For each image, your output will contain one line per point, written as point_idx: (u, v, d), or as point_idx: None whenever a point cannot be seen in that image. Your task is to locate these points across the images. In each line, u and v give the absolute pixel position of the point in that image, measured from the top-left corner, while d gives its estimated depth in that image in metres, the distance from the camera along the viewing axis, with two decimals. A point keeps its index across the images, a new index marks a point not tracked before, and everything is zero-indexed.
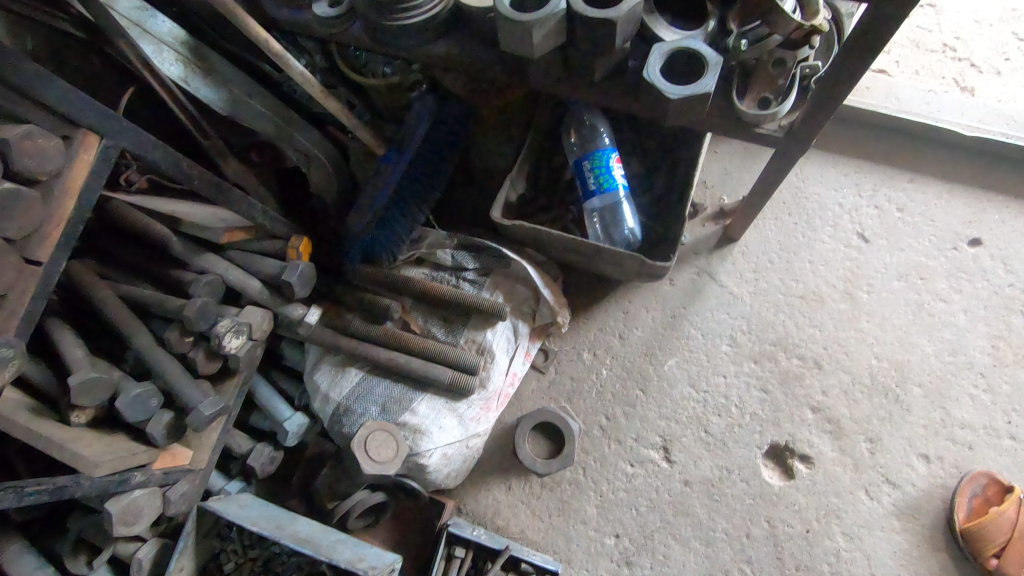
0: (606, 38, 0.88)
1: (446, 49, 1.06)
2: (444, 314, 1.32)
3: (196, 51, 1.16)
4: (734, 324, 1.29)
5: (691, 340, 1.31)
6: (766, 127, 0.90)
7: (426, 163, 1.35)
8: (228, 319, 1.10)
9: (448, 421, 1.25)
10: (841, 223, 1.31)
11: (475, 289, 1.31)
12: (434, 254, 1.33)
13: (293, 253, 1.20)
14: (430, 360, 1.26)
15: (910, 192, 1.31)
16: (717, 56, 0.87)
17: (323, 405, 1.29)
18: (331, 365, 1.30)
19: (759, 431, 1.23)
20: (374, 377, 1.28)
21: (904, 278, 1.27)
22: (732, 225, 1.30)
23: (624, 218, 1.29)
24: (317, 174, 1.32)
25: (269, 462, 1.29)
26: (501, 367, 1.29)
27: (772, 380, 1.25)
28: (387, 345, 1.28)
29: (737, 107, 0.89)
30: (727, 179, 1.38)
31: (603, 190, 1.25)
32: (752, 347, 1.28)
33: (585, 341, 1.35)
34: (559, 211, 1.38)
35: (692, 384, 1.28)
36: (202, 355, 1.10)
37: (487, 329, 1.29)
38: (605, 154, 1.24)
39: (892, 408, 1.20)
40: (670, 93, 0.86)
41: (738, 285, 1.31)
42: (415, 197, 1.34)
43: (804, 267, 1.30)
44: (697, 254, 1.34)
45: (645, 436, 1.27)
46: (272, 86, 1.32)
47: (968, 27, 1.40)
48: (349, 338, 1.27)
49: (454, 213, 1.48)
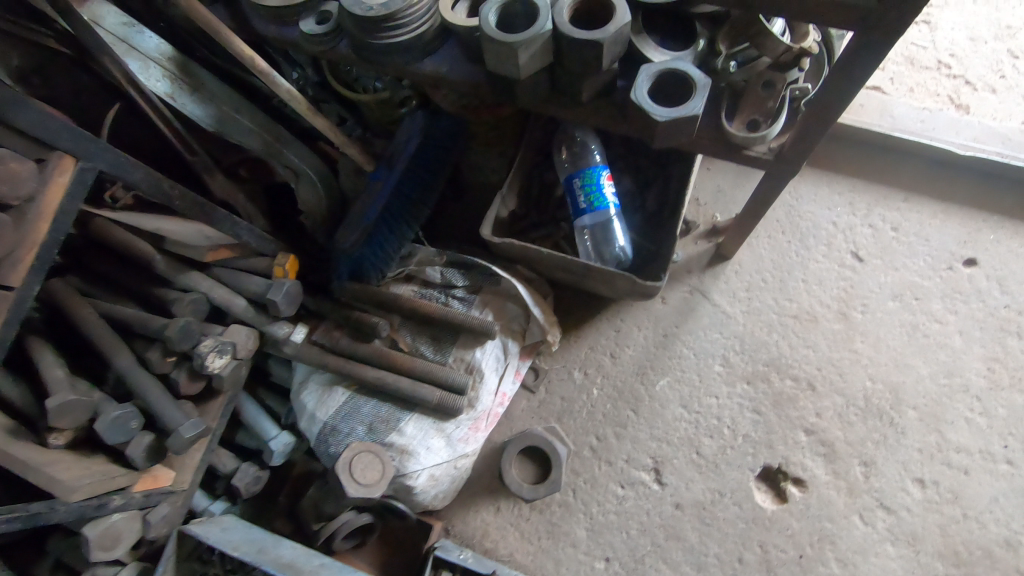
0: (594, 60, 0.87)
1: (434, 68, 1.05)
2: (433, 332, 1.30)
3: (183, 67, 1.16)
4: (727, 343, 1.28)
5: (683, 359, 1.29)
6: (755, 149, 0.89)
7: (416, 179, 1.33)
8: (212, 338, 1.09)
9: (436, 441, 1.23)
10: (835, 242, 1.30)
11: (464, 307, 1.29)
12: (424, 271, 1.32)
13: (279, 271, 1.19)
14: (418, 380, 1.24)
15: (904, 211, 1.30)
16: (706, 78, 0.85)
17: (310, 424, 1.27)
18: (318, 384, 1.28)
19: (751, 454, 1.21)
20: (362, 397, 1.26)
21: (898, 299, 1.25)
22: (724, 244, 1.28)
23: (615, 236, 1.28)
24: (306, 190, 1.31)
25: (254, 482, 1.25)
26: (490, 387, 1.27)
27: (765, 401, 1.23)
28: (374, 364, 1.26)
29: (726, 129, 0.87)
30: (720, 197, 1.37)
31: (594, 208, 1.24)
32: (745, 368, 1.26)
33: (576, 359, 1.33)
34: (551, 227, 1.37)
35: (685, 405, 1.26)
36: (184, 376, 1.08)
37: (477, 347, 1.27)
38: (596, 172, 1.22)
39: (887, 431, 1.18)
40: (657, 116, 0.84)
41: (730, 304, 1.30)
42: (405, 214, 1.32)
43: (797, 287, 1.28)
44: (690, 272, 1.33)
45: (636, 457, 1.25)
46: (262, 102, 1.31)
47: (962, 44, 1.39)
48: (336, 357, 1.25)
49: (445, 229, 1.46)
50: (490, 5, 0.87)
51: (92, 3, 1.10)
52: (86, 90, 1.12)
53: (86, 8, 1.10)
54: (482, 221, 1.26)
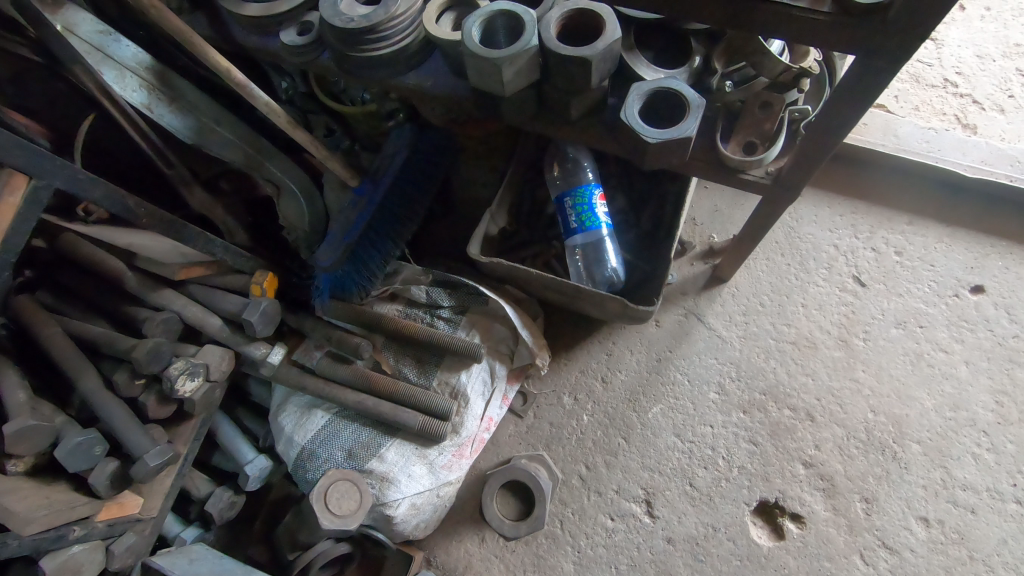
0: (582, 77, 0.82)
1: (418, 82, 1.01)
2: (417, 354, 1.25)
3: (161, 76, 1.11)
4: (723, 370, 1.23)
5: (677, 386, 1.24)
6: (752, 173, 0.84)
7: (403, 195, 1.29)
8: (183, 360, 1.04)
9: (417, 469, 1.18)
10: (836, 266, 1.25)
11: (450, 329, 1.24)
12: (408, 290, 1.27)
13: (257, 290, 1.13)
14: (401, 404, 1.19)
15: (909, 234, 1.25)
16: (699, 98, 0.81)
17: (287, 448, 1.22)
18: (297, 407, 1.23)
19: (747, 487, 1.16)
20: (341, 421, 1.21)
21: (902, 326, 1.20)
22: (721, 266, 1.24)
23: (608, 257, 1.23)
24: (288, 204, 1.27)
25: (229, 507, 1.20)
26: (476, 412, 1.22)
27: (761, 432, 1.18)
28: (355, 387, 1.21)
29: (721, 151, 0.83)
30: (717, 217, 1.32)
31: (585, 228, 1.19)
32: (741, 396, 1.21)
33: (566, 383, 1.28)
34: (542, 246, 1.33)
35: (678, 434, 1.21)
36: (153, 400, 1.03)
37: (462, 370, 1.22)
38: (588, 190, 1.18)
39: (889, 466, 1.13)
40: (648, 137, 0.80)
41: (727, 329, 1.25)
42: (390, 231, 1.28)
43: (796, 311, 1.23)
44: (685, 294, 1.28)
45: (627, 487, 1.19)
46: (245, 113, 1.27)
47: (969, 62, 1.35)
48: (316, 379, 1.20)
49: (434, 246, 1.42)
50: (474, 19, 0.83)
51: (66, 9, 1.06)
52: (61, 99, 1.08)
53: (60, 15, 1.06)
54: (469, 239, 1.22)
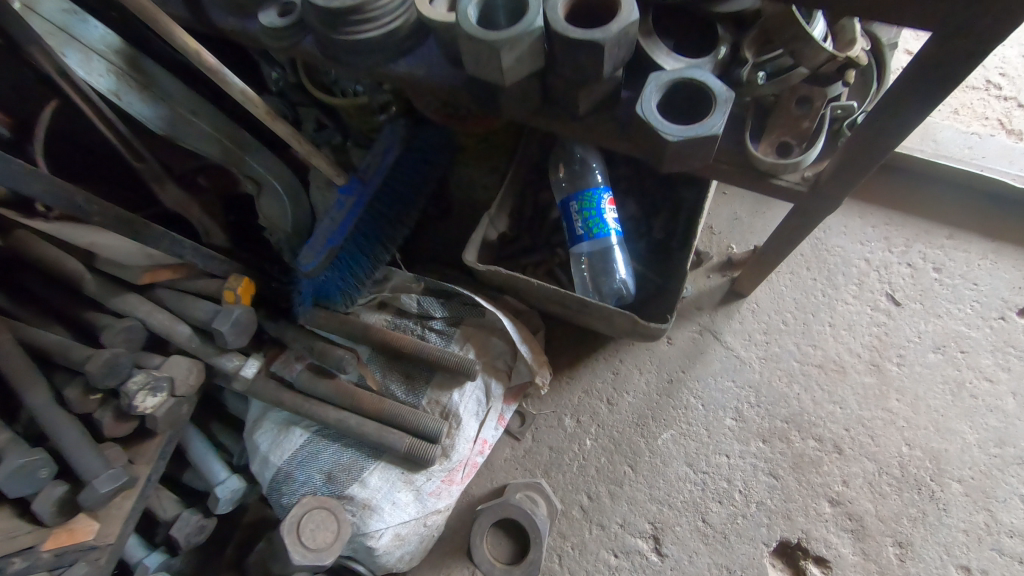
0: (592, 65, 0.72)
1: (409, 70, 0.91)
2: (406, 369, 1.15)
3: (131, 62, 1.02)
4: (741, 394, 1.12)
5: (690, 410, 1.13)
6: (786, 178, 0.74)
7: (395, 195, 1.19)
8: (144, 374, 0.94)
9: (403, 496, 1.08)
10: (868, 282, 1.14)
11: (442, 342, 1.14)
12: (398, 299, 1.17)
13: (229, 296, 1.03)
14: (386, 423, 1.09)
15: (949, 249, 1.14)
16: (728, 90, 0.71)
17: (262, 469, 1.12)
18: (274, 423, 1.13)
19: (766, 525, 1.04)
20: (321, 440, 1.11)
21: (941, 350, 1.09)
22: (740, 280, 1.13)
23: (617, 267, 1.13)
24: (270, 203, 1.17)
25: (197, 532, 1.10)
26: (469, 434, 1.12)
27: (783, 464, 1.07)
28: (337, 403, 1.11)
29: (751, 153, 0.72)
30: (736, 225, 1.21)
31: (593, 235, 1.08)
32: (760, 424, 1.10)
33: (568, 404, 1.18)
34: (544, 253, 1.22)
35: (690, 463, 1.10)
36: (110, 417, 0.93)
37: (454, 388, 1.12)
38: (597, 193, 1.07)
39: (926, 506, 1.01)
40: (669, 134, 0.69)
41: (746, 348, 1.14)
42: (380, 233, 1.18)
43: (823, 331, 1.12)
44: (700, 309, 1.17)
45: (633, 522, 1.08)
46: (226, 104, 1.17)
47: (1015, 63, 1.24)
48: (294, 394, 1.10)
49: (428, 250, 1.32)
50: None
51: None
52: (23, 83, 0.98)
53: None
54: (464, 245, 1.11)
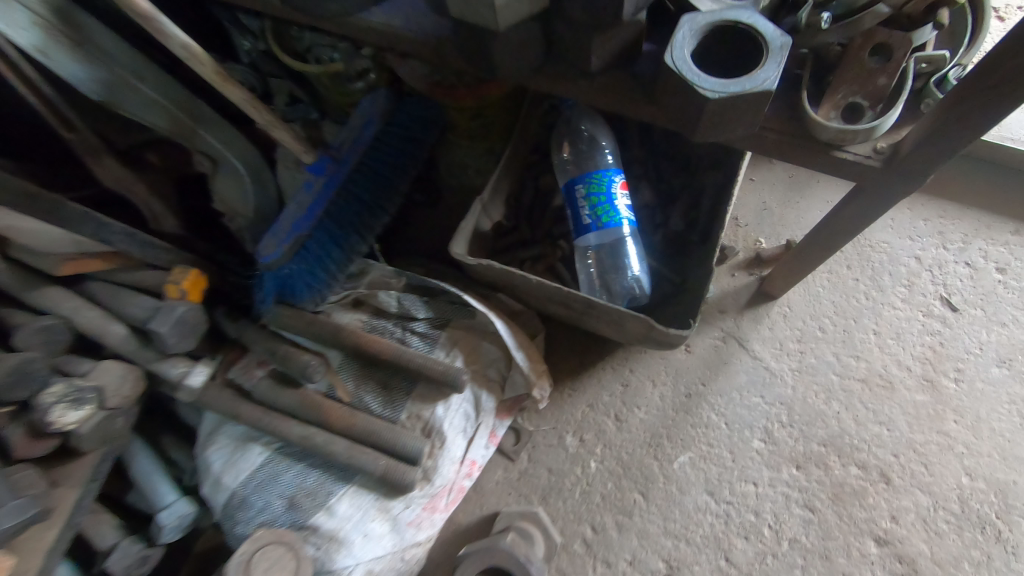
0: (611, 3, 0.56)
1: (386, 20, 0.75)
2: (384, 378, 0.99)
3: (62, 14, 0.80)
4: (771, 412, 0.97)
5: (711, 429, 0.98)
6: (852, 148, 0.58)
7: (373, 177, 1.03)
8: (63, 383, 0.78)
9: (376, 527, 0.92)
10: (919, 284, 0.98)
11: (425, 347, 0.99)
12: (375, 296, 1.02)
13: (172, 290, 0.87)
14: (358, 441, 0.94)
15: (1012, 247, 0.99)
16: (783, 36, 0.55)
17: (213, 491, 0.96)
18: (230, 439, 0.97)
19: (801, 567, 0.89)
20: (283, 460, 0.95)
21: (1005, 364, 0.94)
22: (771, 280, 0.97)
23: (629, 264, 0.97)
24: (230, 184, 1.02)
25: (138, 564, 0.95)
26: (454, 454, 0.97)
27: (820, 495, 0.92)
28: (302, 417, 0.96)
29: (810, 116, 0.56)
30: (766, 217, 1.06)
31: (602, 224, 0.92)
32: (793, 447, 0.95)
33: (570, 420, 1.02)
34: (545, 247, 1.07)
35: (712, 492, 0.95)
36: (21, 434, 0.77)
37: (439, 401, 0.96)
38: (608, 176, 0.92)
39: (991, 549, 0.86)
40: (707, 91, 0.53)
41: (777, 359, 0.98)
42: (356, 221, 1.02)
43: (867, 340, 0.97)
44: (723, 313, 1.02)
45: (644, 559, 0.93)
46: (181, 70, 1.01)
47: None
48: (253, 406, 0.95)
49: (413, 242, 1.16)
50: None
51: None
52: None
53: None
54: (452, 236, 0.96)
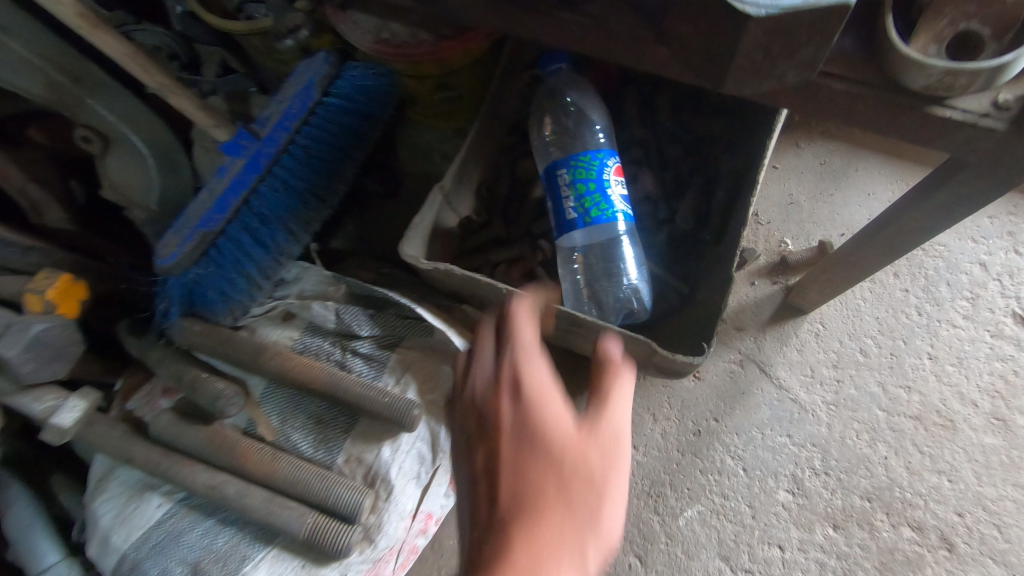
0: None
1: None
2: (319, 409, 0.80)
3: None
4: (801, 455, 0.77)
5: (726, 477, 0.78)
6: (960, 104, 0.39)
7: (310, 161, 0.82)
8: None
9: None
10: (983, 297, 0.80)
11: (369, 372, 0.79)
12: (308, 308, 0.82)
13: (34, 302, 0.67)
14: (281, 493, 0.74)
15: None
16: None
17: (100, 554, 0.75)
18: (123, 487, 0.78)
19: None
20: (187, 515, 0.76)
21: None
22: (801, 291, 0.78)
23: (624, 269, 0.78)
24: (128, 167, 0.81)
25: None
26: (404, 507, 0.76)
27: (865, 565, 0.73)
28: (212, 460, 0.76)
29: (900, 49, 0.37)
30: (793, 214, 0.87)
31: (592, 220, 0.73)
32: (830, 501, 0.76)
33: None
34: (522, 248, 0.86)
35: (727, 558, 0.75)
36: None
37: (385, 441, 0.77)
38: (599, 158, 0.72)
39: None
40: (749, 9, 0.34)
41: (807, 389, 0.79)
42: (286, 215, 0.81)
43: (920, 367, 0.78)
44: (742, 331, 0.83)
45: None
46: None
47: None
48: (148, 447, 0.75)
49: (365, 241, 0.96)
50: None
51: None
52: None
53: None
54: (404, 233, 0.77)
